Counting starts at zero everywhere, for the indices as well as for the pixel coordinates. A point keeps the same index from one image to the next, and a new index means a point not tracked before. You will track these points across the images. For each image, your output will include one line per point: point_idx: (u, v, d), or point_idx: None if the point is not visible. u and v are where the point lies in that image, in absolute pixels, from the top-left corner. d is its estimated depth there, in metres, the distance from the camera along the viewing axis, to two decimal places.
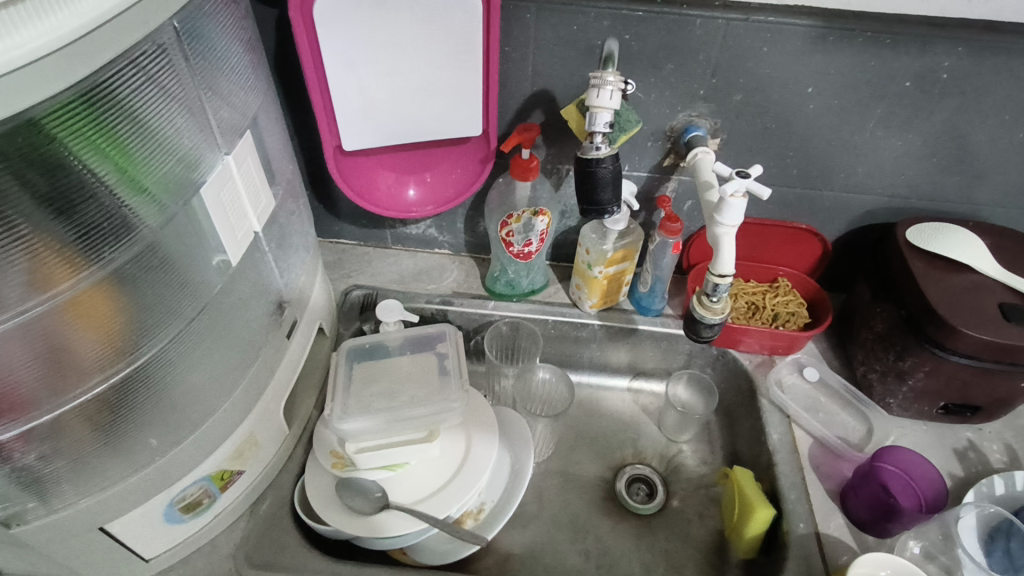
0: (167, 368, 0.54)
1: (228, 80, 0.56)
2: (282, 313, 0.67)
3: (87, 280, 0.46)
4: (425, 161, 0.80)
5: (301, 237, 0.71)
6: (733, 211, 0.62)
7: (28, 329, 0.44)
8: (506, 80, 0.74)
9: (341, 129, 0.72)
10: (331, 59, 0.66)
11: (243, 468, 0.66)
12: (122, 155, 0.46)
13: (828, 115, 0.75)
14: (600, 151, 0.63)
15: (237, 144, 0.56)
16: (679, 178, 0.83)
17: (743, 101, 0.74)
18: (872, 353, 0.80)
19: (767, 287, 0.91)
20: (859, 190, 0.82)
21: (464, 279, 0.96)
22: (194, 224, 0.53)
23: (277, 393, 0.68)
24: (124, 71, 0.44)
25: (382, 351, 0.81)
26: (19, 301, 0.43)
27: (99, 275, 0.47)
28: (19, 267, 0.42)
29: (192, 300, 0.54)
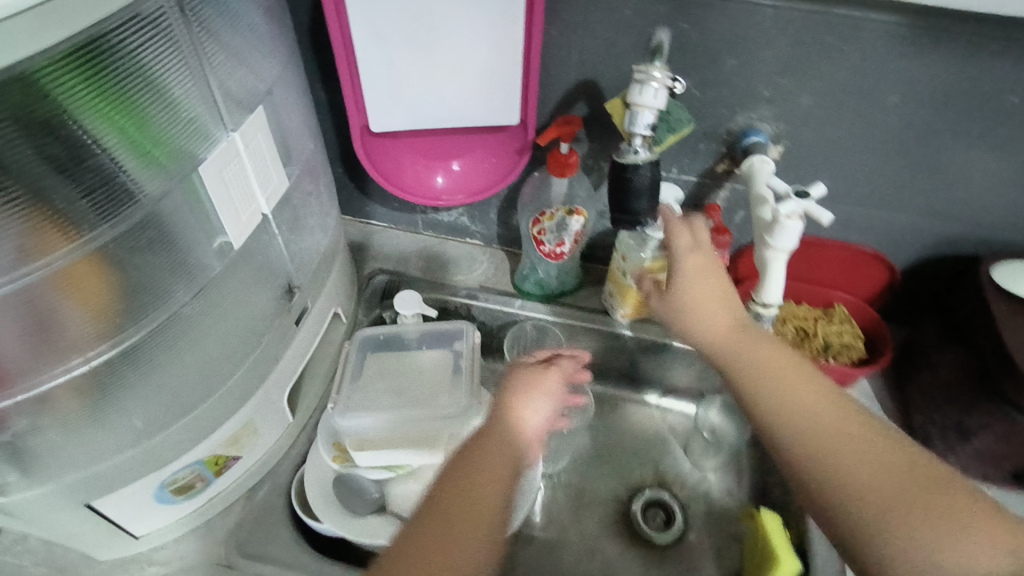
0: (155, 351, 0.52)
1: (241, 49, 0.52)
2: (290, 299, 0.64)
3: (80, 252, 0.44)
4: (456, 146, 0.73)
5: (317, 220, 0.68)
6: (788, 235, 0.54)
7: (18, 298, 0.42)
8: (548, 66, 0.68)
9: (371, 109, 0.69)
10: (361, 35, 0.62)
11: (239, 454, 0.64)
12: (121, 120, 0.43)
13: (913, 128, 0.65)
14: (639, 155, 0.57)
15: (247, 120, 0.52)
16: (732, 185, 0.75)
17: (813, 106, 0.66)
18: (933, 403, 0.71)
19: (820, 312, 0.82)
20: (940, 215, 0.72)
21: (492, 273, 0.91)
22: (193, 201, 0.49)
23: (281, 380, 0.66)
24: (121, 25, 0.40)
25: (397, 343, 0.78)
26: (12, 267, 0.41)
27: (91, 247, 0.44)
28: (13, 231, 0.40)
29: (185, 282, 0.51)
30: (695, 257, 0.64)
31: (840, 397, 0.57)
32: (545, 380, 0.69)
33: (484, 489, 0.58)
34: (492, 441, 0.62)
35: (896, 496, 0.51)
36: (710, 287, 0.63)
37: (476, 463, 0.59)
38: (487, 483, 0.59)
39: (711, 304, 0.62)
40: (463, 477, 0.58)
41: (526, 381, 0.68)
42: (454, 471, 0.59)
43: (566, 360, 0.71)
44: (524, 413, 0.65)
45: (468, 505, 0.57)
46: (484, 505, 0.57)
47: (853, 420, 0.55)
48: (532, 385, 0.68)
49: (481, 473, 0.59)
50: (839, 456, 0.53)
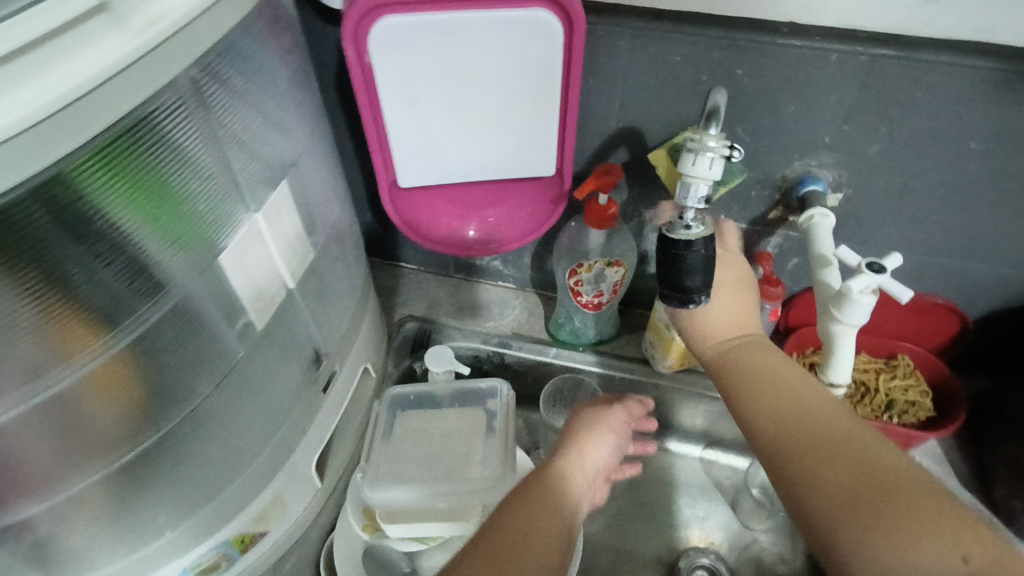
0: (180, 442, 0.49)
1: (264, 119, 0.49)
2: (318, 367, 0.61)
3: (107, 351, 0.41)
4: (489, 196, 0.68)
5: (344, 280, 0.65)
6: (861, 311, 0.50)
7: (49, 407, 0.40)
8: (587, 114, 0.64)
9: (399, 168, 0.65)
10: (391, 96, 0.59)
11: (267, 529, 0.61)
12: (151, 209, 0.40)
13: (995, 177, 0.59)
14: (692, 231, 0.50)
15: (267, 197, 0.49)
16: (786, 233, 0.69)
17: (881, 154, 0.60)
18: (1021, 478, 0.65)
19: (881, 364, 0.76)
20: (1022, 266, 0.66)
21: (526, 318, 0.87)
22: (217, 288, 0.46)
23: (309, 450, 0.63)
24: (151, 114, 0.38)
25: (428, 402, 0.74)
26: (41, 372, 0.39)
27: (120, 344, 0.42)
28: (38, 335, 0.37)
29: (210, 370, 0.49)
30: (725, 261, 0.60)
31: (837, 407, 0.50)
32: (615, 422, 0.65)
33: (550, 527, 0.53)
34: (563, 476, 0.58)
35: (875, 513, 0.43)
36: (737, 294, 0.59)
37: (547, 498, 0.55)
38: (554, 524, 0.54)
39: (725, 299, 0.58)
40: (535, 506, 0.54)
41: (598, 420, 0.64)
42: (526, 496, 0.55)
43: (634, 402, 0.68)
44: (589, 455, 0.61)
45: (531, 541, 0.51)
46: (549, 546, 0.52)
47: (841, 424, 0.48)
48: (601, 424, 0.64)
49: (551, 508, 0.54)
50: (796, 459, 0.47)
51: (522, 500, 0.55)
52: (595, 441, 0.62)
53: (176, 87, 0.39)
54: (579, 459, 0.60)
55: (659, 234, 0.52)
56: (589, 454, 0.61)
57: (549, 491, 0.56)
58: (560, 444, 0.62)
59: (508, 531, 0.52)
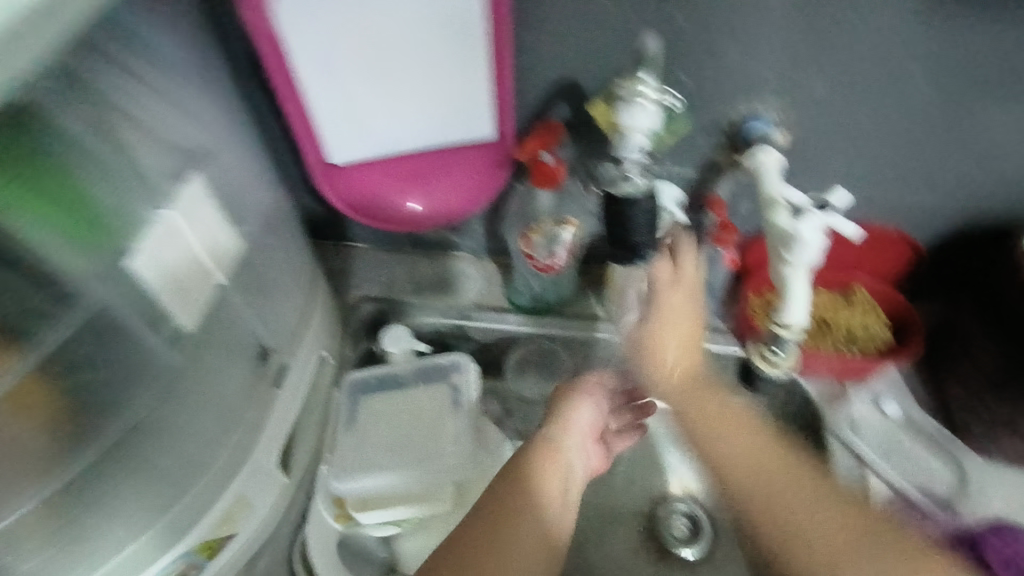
0: (120, 460, 0.46)
1: (158, 107, 0.45)
2: (266, 361, 0.57)
3: (21, 367, 0.39)
4: (431, 165, 0.65)
5: (286, 269, 0.61)
6: (808, 250, 0.50)
7: None
8: (521, 71, 0.60)
9: (328, 141, 0.61)
10: (305, 64, 0.54)
11: (233, 532, 0.58)
12: (48, 208, 0.38)
13: (940, 104, 0.58)
14: (633, 183, 0.52)
15: (181, 189, 0.45)
16: (738, 176, 0.68)
17: (825, 89, 0.58)
18: (975, 398, 0.67)
19: (840, 298, 0.76)
20: (970, 190, 0.65)
21: (485, 288, 0.83)
22: (135, 294, 0.43)
23: (272, 450, 0.59)
24: (28, 105, 0.35)
25: (393, 384, 0.72)
26: None
27: (34, 361, 0.40)
28: None
29: (140, 382, 0.46)
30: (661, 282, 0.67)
31: (765, 442, 0.60)
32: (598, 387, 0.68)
33: (551, 489, 0.56)
34: (558, 440, 0.60)
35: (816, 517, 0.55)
36: (676, 331, 0.66)
37: (546, 464, 0.57)
38: (553, 486, 0.57)
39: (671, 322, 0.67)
40: (536, 472, 0.56)
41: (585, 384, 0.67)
42: (524, 461, 0.57)
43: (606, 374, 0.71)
44: (579, 418, 0.64)
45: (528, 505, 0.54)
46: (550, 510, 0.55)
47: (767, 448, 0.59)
48: (587, 387, 0.67)
49: (550, 474, 0.57)
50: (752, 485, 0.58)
51: (522, 467, 0.57)
52: (584, 404, 0.65)
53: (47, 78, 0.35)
54: (570, 423, 0.63)
55: (603, 190, 0.54)
56: (578, 419, 0.64)
57: (549, 457, 0.58)
58: (551, 411, 0.64)
59: (510, 496, 0.54)
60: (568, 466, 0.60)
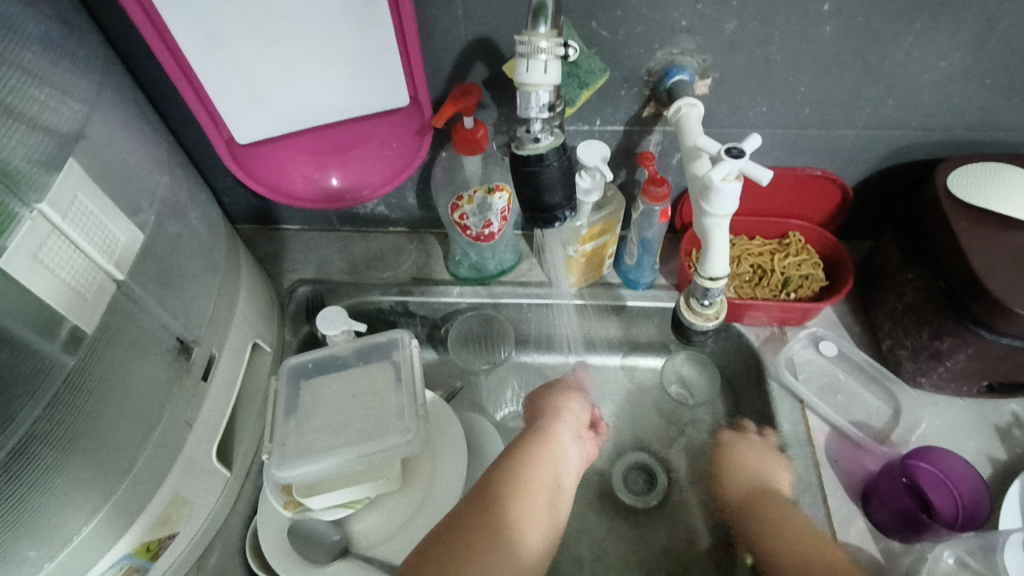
0: (24, 476, 0.42)
1: (24, 90, 0.41)
2: (188, 356, 0.55)
3: None
4: (348, 138, 0.63)
5: (197, 259, 0.58)
6: (726, 199, 0.48)
7: None
8: (429, 30, 0.57)
9: (229, 121, 0.58)
10: (189, 35, 0.51)
11: (174, 531, 0.56)
12: None
13: (853, 37, 0.58)
14: (541, 143, 0.50)
15: (53, 182, 0.43)
16: (663, 129, 0.67)
17: (739, 30, 0.57)
18: (901, 327, 0.68)
19: (775, 244, 0.77)
20: (889, 125, 0.66)
21: (424, 261, 0.82)
22: (15, 298, 0.40)
23: (204, 443, 0.58)
24: None
25: (333, 365, 0.70)
26: None
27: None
28: None
29: (32, 390, 0.41)
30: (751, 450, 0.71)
31: None
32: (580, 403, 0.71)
33: (536, 500, 0.57)
34: (542, 448, 0.62)
35: None
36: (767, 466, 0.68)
37: (531, 471, 0.59)
38: (539, 491, 0.57)
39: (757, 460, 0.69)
40: (516, 482, 0.57)
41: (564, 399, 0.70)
42: (504, 474, 0.58)
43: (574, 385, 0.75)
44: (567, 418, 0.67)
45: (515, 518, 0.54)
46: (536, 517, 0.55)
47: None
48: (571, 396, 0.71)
49: (534, 483, 0.58)
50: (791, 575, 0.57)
51: (502, 478, 0.57)
52: (565, 415, 0.68)
53: None
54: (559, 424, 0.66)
55: (512, 152, 0.52)
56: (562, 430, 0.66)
57: (531, 467, 0.59)
58: (535, 425, 0.66)
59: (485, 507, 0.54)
60: (555, 471, 0.61)
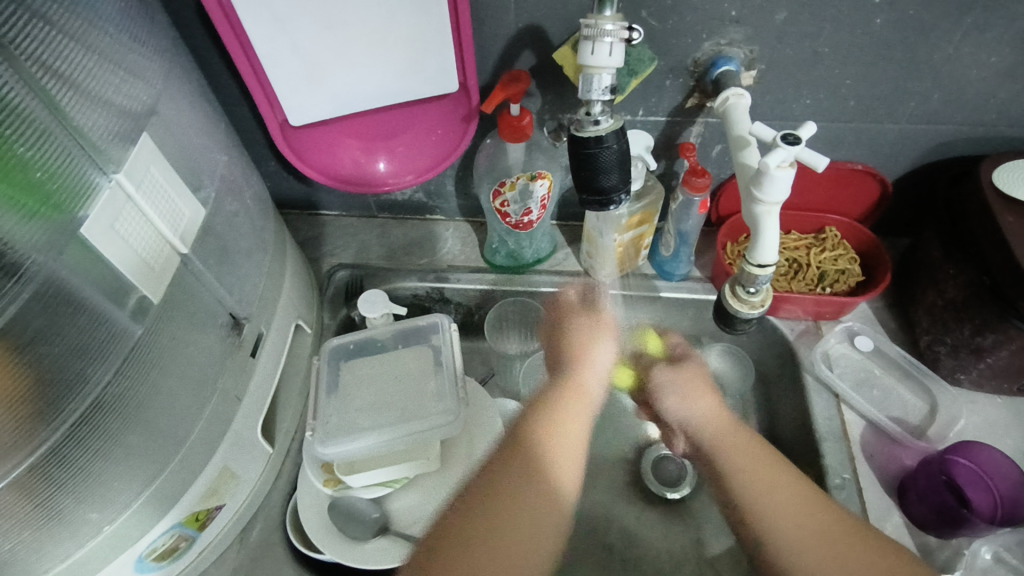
0: (89, 439, 0.43)
1: (100, 68, 0.42)
2: (240, 332, 0.57)
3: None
4: (396, 123, 0.64)
5: (249, 239, 0.60)
6: (780, 185, 0.49)
7: None
8: (481, 16, 0.58)
9: (284, 104, 0.60)
10: (254, 18, 0.52)
11: (221, 503, 0.58)
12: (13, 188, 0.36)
13: (902, 31, 0.58)
14: (601, 126, 0.50)
15: (127, 156, 0.44)
16: (706, 120, 0.68)
17: (789, 22, 0.58)
18: (940, 323, 0.68)
19: (811, 239, 0.77)
20: (934, 121, 0.66)
21: (461, 248, 0.83)
22: (90, 267, 0.42)
23: (251, 417, 0.59)
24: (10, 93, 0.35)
25: (372, 348, 0.71)
26: None
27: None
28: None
29: (104, 354, 0.43)
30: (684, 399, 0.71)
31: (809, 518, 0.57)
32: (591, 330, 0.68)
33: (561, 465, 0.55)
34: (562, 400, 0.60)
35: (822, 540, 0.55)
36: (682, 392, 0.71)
37: (558, 424, 0.58)
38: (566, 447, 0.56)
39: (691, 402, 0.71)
40: (542, 440, 0.56)
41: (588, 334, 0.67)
42: (518, 450, 0.55)
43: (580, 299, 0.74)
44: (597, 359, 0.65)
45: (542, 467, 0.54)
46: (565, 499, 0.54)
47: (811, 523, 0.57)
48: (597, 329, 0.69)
49: (561, 442, 0.56)
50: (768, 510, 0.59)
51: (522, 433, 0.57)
52: (590, 363, 0.65)
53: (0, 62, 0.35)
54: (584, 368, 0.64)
55: (570, 134, 0.52)
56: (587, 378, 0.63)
57: (551, 433, 0.57)
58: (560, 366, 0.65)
59: (497, 490, 0.51)
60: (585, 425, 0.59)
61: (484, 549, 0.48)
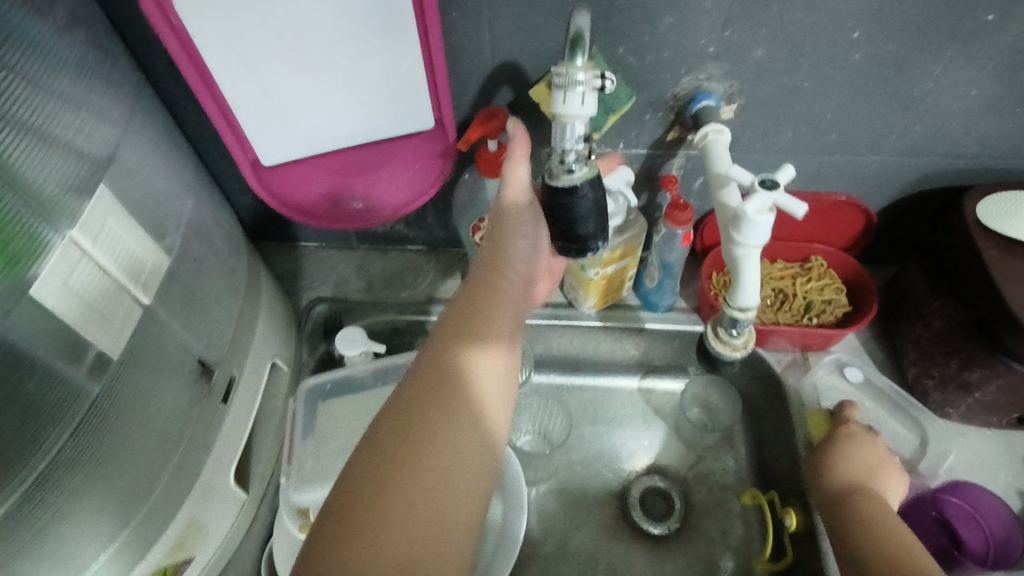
0: (44, 505, 0.41)
1: (56, 117, 0.41)
2: (209, 378, 0.55)
3: None
4: (372, 160, 0.63)
5: (220, 281, 0.58)
6: (758, 231, 0.47)
7: None
8: (456, 54, 0.57)
9: (257, 143, 0.59)
10: (224, 61, 0.51)
11: (190, 555, 0.55)
12: None
13: (881, 65, 0.57)
14: (576, 174, 0.49)
15: (84, 208, 0.42)
16: (687, 153, 0.67)
17: (767, 57, 0.57)
18: (928, 356, 0.67)
19: (797, 269, 0.76)
20: (915, 152, 0.65)
21: (442, 280, 0.81)
22: (45, 325, 0.40)
23: (221, 465, 0.57)
24: None
25: (350, 387, 0.69)
26: None
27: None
28: None
29: (59, 415, 0.41)
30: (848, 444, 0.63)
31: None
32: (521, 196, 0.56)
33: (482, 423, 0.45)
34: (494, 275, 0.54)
35: None
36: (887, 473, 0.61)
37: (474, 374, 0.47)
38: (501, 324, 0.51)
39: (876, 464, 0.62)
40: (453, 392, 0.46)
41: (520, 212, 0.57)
42: (428, 404, 0.45)
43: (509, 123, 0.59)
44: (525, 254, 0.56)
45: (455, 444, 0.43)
46: (493, 417, 0.47)
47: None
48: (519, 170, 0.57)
49: (482, 370, 0.47)
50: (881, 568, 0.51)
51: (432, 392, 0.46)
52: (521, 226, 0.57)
53: None
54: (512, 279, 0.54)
55: (546, 183, 0.52)
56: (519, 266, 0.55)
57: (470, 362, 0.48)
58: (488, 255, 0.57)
59: (417, 413, 0.44)
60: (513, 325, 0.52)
61: (410, 495, 0.41)
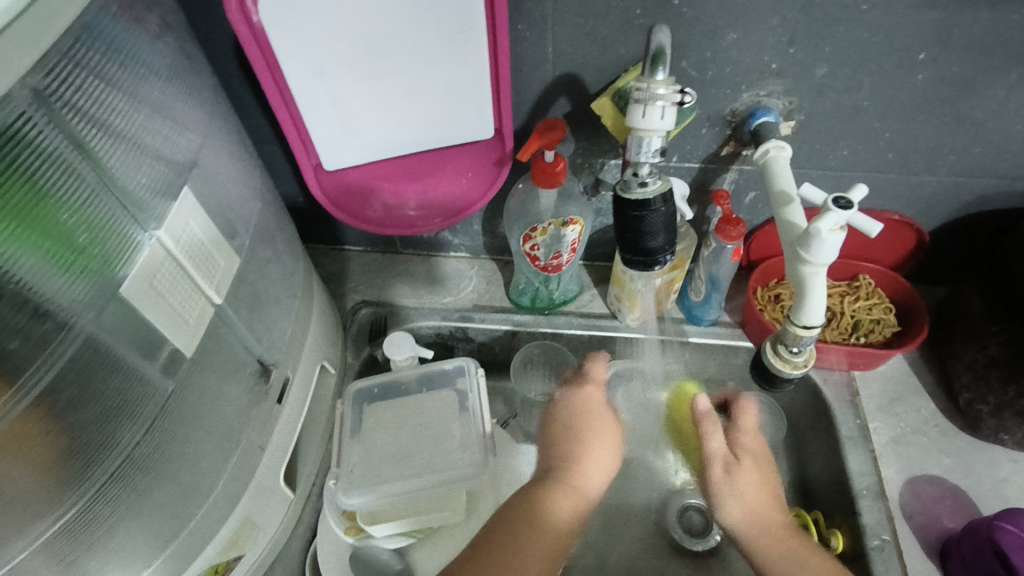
0: (114, 502, 0.42)
1: (145, 123, 0.42)
2: (267, 378, 0.56)
3: (24, 405, 0.34)
4: (427, 167, 0.64)
5: (280, 283, 0.59)
6: (829, 249, 0.48)
7: None
8: (519, 65, 0.58)
9: (318, 147, 0.60)
10: (295, 67, 0.52)
11: (241, 554, 0.56)
12: (60, 249, 0.36)
13: (945, 86, 0.57)
14: (649, 188, 0.51)
15: (169, 210, 0.43)
16: (740, 168, 0.67)
17: (829, 75, 0.57)
18: (983, 380, 0.66)
19: (844, 287, 0.76)
20: (974, 173, 0.65)
21: (485, 287, 0.81)
22: (127, 324, 0.41)
23: (274, 465, 0.57)
24: (58, 150, 0.35)
25: (397, 392, 0.70)
26: None
27: (27, 400, 0.34)
28: None
29: (137, 414, 0.42)
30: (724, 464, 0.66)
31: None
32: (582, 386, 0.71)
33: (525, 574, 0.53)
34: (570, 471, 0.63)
35: None
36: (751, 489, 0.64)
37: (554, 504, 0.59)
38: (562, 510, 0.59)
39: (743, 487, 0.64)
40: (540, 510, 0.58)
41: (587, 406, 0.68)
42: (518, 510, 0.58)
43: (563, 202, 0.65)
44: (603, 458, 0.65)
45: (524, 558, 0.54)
46: None
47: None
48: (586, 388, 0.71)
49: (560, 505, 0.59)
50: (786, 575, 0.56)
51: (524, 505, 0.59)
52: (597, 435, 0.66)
53: (49, 125, 0.34)
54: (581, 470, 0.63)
55: (617, 195, 0.54)
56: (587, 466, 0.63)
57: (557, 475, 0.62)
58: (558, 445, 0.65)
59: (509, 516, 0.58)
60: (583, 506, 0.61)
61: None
